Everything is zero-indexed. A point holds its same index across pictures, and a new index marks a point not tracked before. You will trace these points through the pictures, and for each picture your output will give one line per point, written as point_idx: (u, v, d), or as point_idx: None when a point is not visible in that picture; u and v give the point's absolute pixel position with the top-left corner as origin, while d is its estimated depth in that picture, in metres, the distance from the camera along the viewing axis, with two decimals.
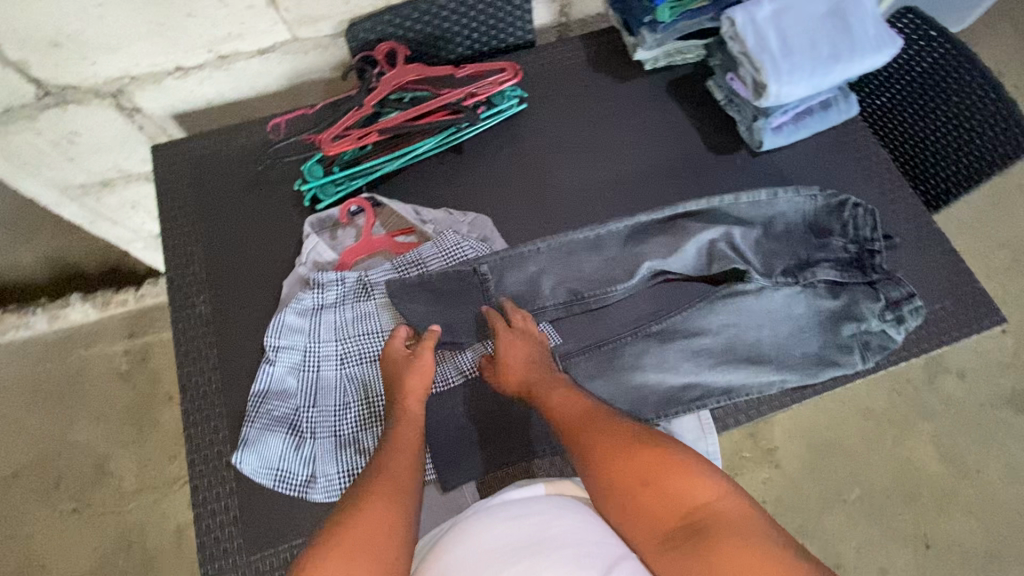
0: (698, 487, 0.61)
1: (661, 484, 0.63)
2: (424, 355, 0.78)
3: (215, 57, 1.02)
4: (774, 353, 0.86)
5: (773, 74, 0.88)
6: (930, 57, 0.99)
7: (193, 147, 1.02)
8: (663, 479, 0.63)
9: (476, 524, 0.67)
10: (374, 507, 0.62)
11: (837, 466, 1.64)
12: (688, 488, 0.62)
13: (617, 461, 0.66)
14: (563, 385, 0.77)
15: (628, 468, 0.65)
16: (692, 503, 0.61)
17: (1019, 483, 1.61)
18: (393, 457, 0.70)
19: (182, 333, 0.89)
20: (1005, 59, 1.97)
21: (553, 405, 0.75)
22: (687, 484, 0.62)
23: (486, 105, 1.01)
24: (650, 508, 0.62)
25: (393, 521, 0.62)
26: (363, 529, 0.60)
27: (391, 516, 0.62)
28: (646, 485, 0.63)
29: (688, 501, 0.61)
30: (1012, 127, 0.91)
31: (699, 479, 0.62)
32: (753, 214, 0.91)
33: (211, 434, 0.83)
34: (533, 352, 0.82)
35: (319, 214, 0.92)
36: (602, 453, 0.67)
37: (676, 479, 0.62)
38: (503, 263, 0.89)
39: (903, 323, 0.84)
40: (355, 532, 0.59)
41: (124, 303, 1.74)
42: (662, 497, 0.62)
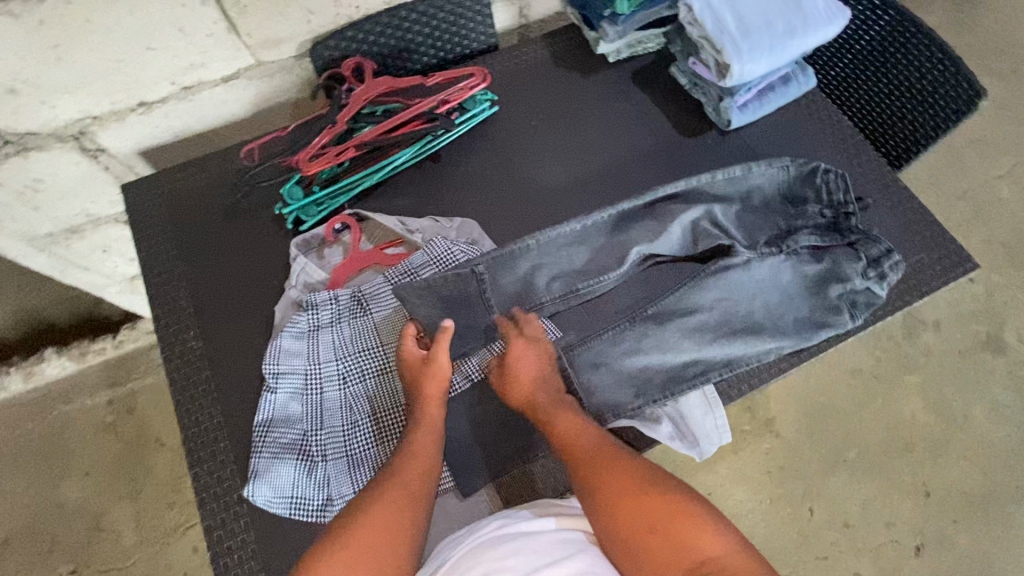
0: (708, 540, 0.65)
1: (670, 533, 0.66)
2: (439, 361, 0.79)
3: (180, 89, 1.00)
4: (768, 322, 0.88)
5: (735, 54, 0.91)
6: (876, 25, 1.03)
7: (166, 182, 1.00)
8: (675, 529, 0.66)
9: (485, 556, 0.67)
10: (380, 522, 0.69)
11: (833, 428, 1.68)
12: (698, 540, 0.65)
13: (628, 505, 0.69)
14: (571, 412, 0.80)
15: (640, 513, 0.68)
16: (700, 555, 0.65)
17: (1003, 422, 1.68)
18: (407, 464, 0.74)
19: (176, 371, 0.87)
20: (938, 24, 2.08)
21: (559, 433, 0.77)
22: (697, 536, 0.66)
23: (458, 111, 1.02)
24: (659, 555, 0.65)
25: (396, 533, 0.68)
26: (367, 538, 0.67)
27: (395, 528, 0.68)
28: (655, 531, 0.67)
29: (697, 552, 0.65)
30: (962, 83, 0.96)
31: (709, 532, 0.66)
32: (731, 189, 0.94)
33: (218, 470, 0.81)
34: (541, 365, 0.83)
35: (303, 235, 0.90)
36: (612, 493, 0.70)
37: (688, 530, 0.66)
38: (496, 264, 0.89)
39: (886, 279, 0.86)
40: (362, 542, 0.66)
41: (102, 351, 1.69)
42: (671, 546, 0.65)
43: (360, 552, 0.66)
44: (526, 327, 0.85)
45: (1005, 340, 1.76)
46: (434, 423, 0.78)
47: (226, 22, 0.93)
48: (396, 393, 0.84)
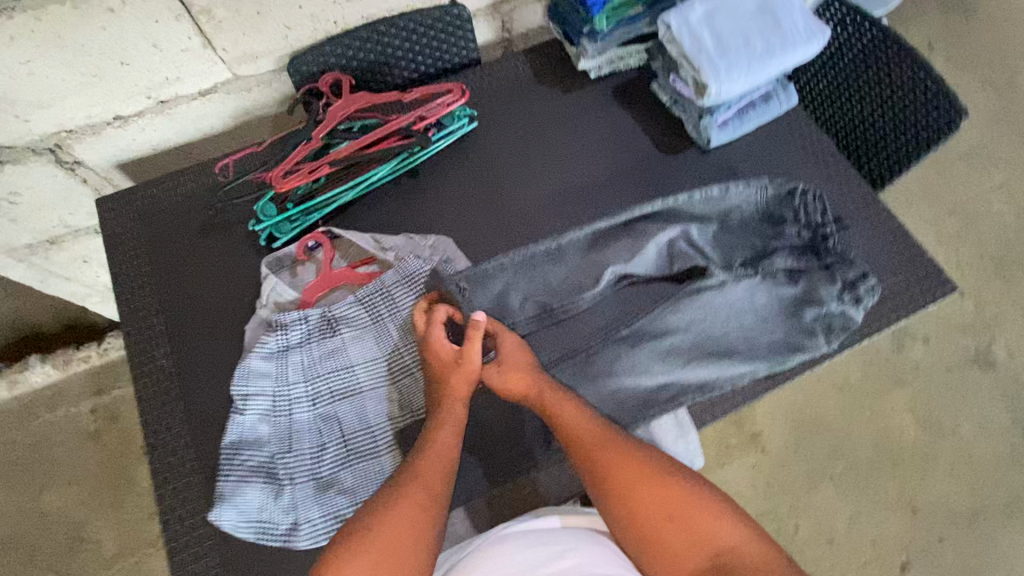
0: (723, 530, 0.68)
1: (687, 523, 0.69)
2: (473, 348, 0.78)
3: (156, 103, 1.00)
4: (742, 345, 0.88)
5: (712, 74, 0.90)
6: (859, 42, 1.03)
7: (141, 197, 0.99)
8: (692, 519, 0.69)
9: (500, 547, 0.72)
10: (406, 514, 0.68)
11: (821, 443, 1.67)
12: (714, 530, 0.68)
13: (645, 496, 0.71)
14: (572, 402, 0.78)
15: (656, 504, 0.70)
16: (717, 544, 0.68)
17: (992, 438, 1.67)
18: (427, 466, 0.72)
19: (145, 390, 0.86)
20: (931, 36, 2.07)
21: (566, 421, 0.76)
22: (713, 527, 0.68)
23: (436, 127, 1.01)
24: (676, 544, 0.68)
25: (419, 528, 0.68)
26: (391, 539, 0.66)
27: (418, 524, 0.68)
28: (672, 521, 0.69)
29: (714, 542, 0.68)
30: (943, 103, 0.95)
31: (724, 521, 0.69)
32: (708, 210, 0.93)
33: (184, 492, 0.81)
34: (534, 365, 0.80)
35: (275, 253, 0.90)
36: (627, 484, 0.71)
37: (704, 520, 0.69)
38: (475, 281, 0.88)
39: (861, 303, 0.86)
40: (389, 544, 0.66)
41: (87, 360, 1.68)
42: (688, 535, 0.68)
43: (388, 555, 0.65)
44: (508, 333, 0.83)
45: (994, 355, 1.75)
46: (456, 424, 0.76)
47: (201, 37, 0.92)
48: (366, 415, 0.83)
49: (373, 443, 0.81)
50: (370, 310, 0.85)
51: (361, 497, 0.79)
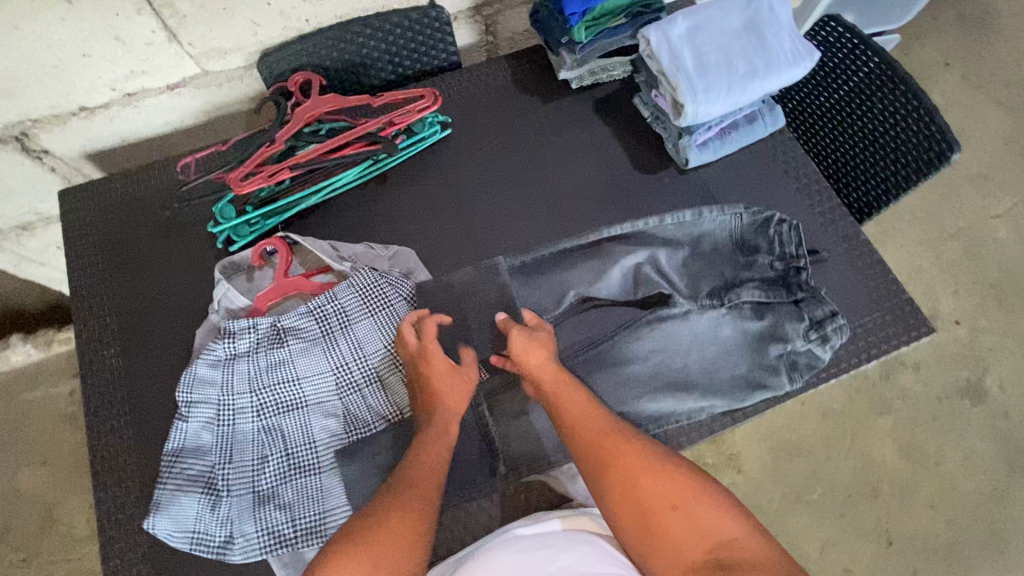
0: (726, 522, 0.65)
1: (691, 514, 0.66)
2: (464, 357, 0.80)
3: (122, 95, 0.97)
4: (703, 378, 0.85)
5: (689, 94, 0.86)
6: (853, 64, 0.98)
7: (102, 190, 0.97)
8: (695, 509, 0.66)
9: (494, 553, 0.70)
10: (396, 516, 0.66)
11: (799, 468, 1.64)
12: (718, 521, 0.65)
13: (648, 484, 0.68)
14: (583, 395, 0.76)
15: (659, 493, 0.67)
16: (719, 537, 0.64)
17: (976, 472, 1.62)
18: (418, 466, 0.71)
19: (92, 390, 0.85)
20: (949, 48, 1.96)
21: (575, 415, 0.74)
22: (716, 518, 0.65)
23: (406, 134, 0.99)
24: (678, 536, 0.65)
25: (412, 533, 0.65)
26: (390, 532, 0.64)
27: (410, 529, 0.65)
28: (675, 510, 0.66)
29: (716, 535, 0.64)
30: (934, 134, 0.90)
31: (726, 514, 0.66)
32: (679, 234, 0.89)
33: (122, 497, 0.80)
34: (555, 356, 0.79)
35: (231, 257, 0.88)
36: (631, 473, 0.69)
37: (707, 511, 0.66)
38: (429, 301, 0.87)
39: (829, 342, 0.83)
40: (390, 537, 0.64)
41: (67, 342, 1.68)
42: (691, 527, 0.65)
43: (388, 546, 0.63)
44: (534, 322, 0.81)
45: (986, 388, 1.69)
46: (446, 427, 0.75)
47: (166, 31, 0.89)
48: (311, 429, 0.81)
49: (315, 459, 0.80)
50: (321, 322, 0.84)
51: (299, 513, 0.78)
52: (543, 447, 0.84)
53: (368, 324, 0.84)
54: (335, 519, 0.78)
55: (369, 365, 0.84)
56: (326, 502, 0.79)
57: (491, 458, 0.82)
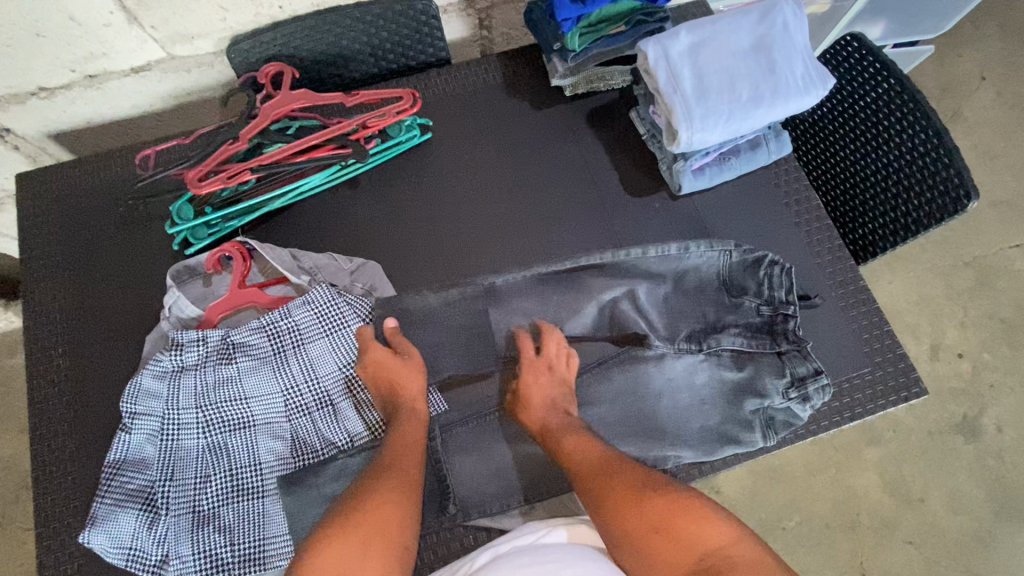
0: (710, 531, 0.57)
1: (675, 531, 0.58)
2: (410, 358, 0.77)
3: (83, 77, 0.92)
4: (673, 427, 0.81)
5: (685, 119, 0.79)
6: (873, 90, 0.89)
7: (61, 177, 0.92)
8: (678, 524, 0.58)
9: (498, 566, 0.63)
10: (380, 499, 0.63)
11: (779, 493, 1.47)
12: (699, 530, 0.57)
13: (628, 508, 0.62)
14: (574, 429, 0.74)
15: (641, 516, 0.61)
16: (704, 547, 0.57)
17: (964, 512, 1.46)
18: (400, 447, 0.69)
19: (37, 392, 0.82)
20: (992, 53, 1.74)
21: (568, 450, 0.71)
22: (697, 527, 0.58)
23: (380, 138, 0.92)
24: (663, 555, 0.58)
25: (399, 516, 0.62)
26: (376, 517, 0.60)
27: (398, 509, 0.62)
28: (658, 532, 0.59)
29: (701, 546, 0.57)
30: (953, 178, 0.82)
31: (707, 521, 0.58)
32: (663, 268, 0.83)
33: (62, 506, 0.78)
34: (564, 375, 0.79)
35: (184, 262, 0.84)
36: (613, 499, 0.63)
37: (686, 522, 0.58)
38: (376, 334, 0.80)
39: (809, 401, 0.79)
40: (377, 520, 0.60)
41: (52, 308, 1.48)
42: (676, 545, 0.57)
43: (376, 527, 0.59)
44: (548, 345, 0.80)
45: (982, 425, 1.51)
46: (423, 414, 0.75)
47: (124, 14, 0.83)
48: (257, 450, 0.78)
49: (259, 482, 0.78)
50: (274, 340, 0.79)
51: (238, 537, 0.75)
52: (499, 487, 0.81)
53: (322, 345, 0.80)
54: (274, 547, 0.76)
55: (321, 388, 0.80)
56: (266, 528, 0.76)
57: (444, 494, 0.80)
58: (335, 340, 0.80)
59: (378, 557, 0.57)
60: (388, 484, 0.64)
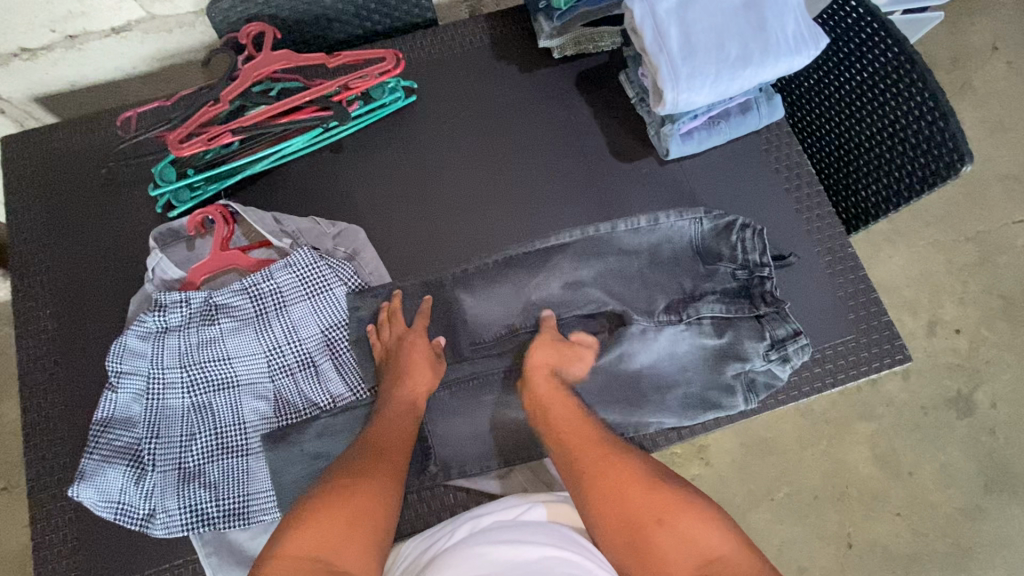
0: (712, 536, 0.58)
1: (677, 526, 0.59)
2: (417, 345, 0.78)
3: (64, 37, 0.90)
4: (653, 393, 0.81)
5: (670, 80, 0.77)
6: (871, 53, 0.86)
7: (46, 137, 0.92)
8: (682, 522, 0.59)
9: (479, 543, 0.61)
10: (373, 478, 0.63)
11: (769, 466, 1.48)
12: (704, 533, 0.58)
13: (634, 494, 0.62)
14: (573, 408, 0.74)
15: (644, 505, 0.61)
16: (707, 551, 0.57)
17: (952, 485, 1.47)
18: (385, 434, 0.70)
19: (26, 351, 0.84)
20: (1006, 20, 1.67)
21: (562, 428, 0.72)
22: (703, 531, 0.58)
23: (363, 100, 0.90)
24: (663, 551, 0.58)
25: (386, 493, 0.63)
26: (363, 496, 0.60)
27: (385, 487, 0.63)
28: (661, 525, 0.59)
29: (704, 549, 0.57)
30: (947, 142, 0.79)
31: (715, 527, 0.58)
32: (636, 242, 0.84)
33: (53, 461, 0.80)
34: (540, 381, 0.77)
35: (168, 224, 0.84)
36: (619, 483, 0.63)
37: (693, 524, 0.58)
38: (359, 298, 0.82)
39: (789, 361, 0.79)
40: (362, 502, 0.60)
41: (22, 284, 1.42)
42: (675, 540, 0.58)
43: (358, 511, 0.59)
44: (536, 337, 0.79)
45: (976, 401, 1.50)
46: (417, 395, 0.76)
47: None
48: (241, 409, 0.80)
49: (243, 441, 0.79)
50: (255, 302, 0.80)
51: (223, 493, 0.77)
52: (478, 449, 0.82)
53: (304, 307, 0.80)
54: (257, 503, 0.77)
55: (303, 349, 0.81)
56: (250, 485, 0.78)
57: (424, 455, 0.81)
58: (313, 302, 0.81)
59: (361, 539, 0.57)
60: (367, 471, 0.64)
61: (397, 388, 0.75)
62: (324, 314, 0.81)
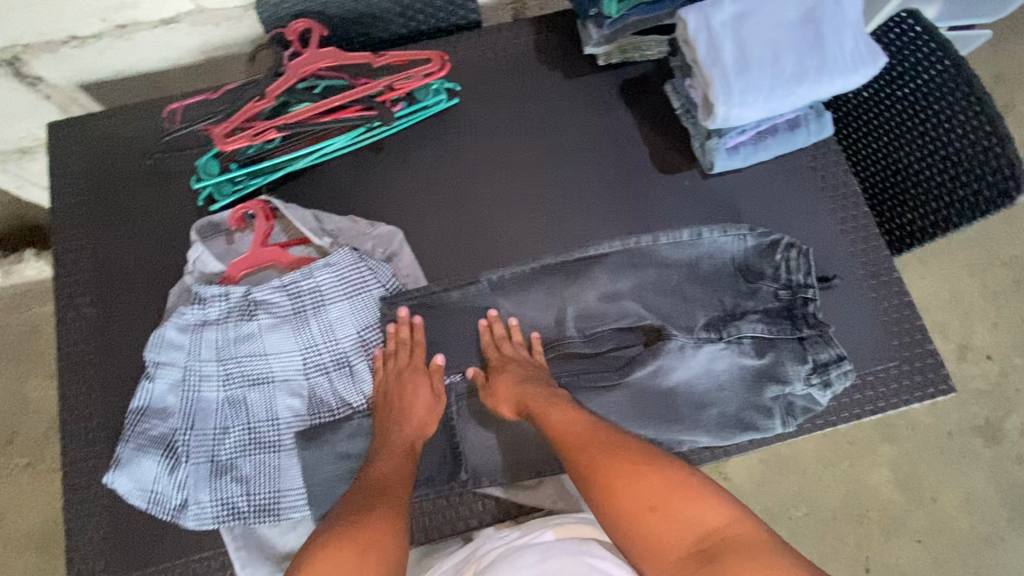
0: (705, 511, 0.57)
1: (670, 510, 0.58)
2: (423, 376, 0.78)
3: (113, 27, 0.91)
4: (690, 412, 0.79)
5: (722, 94, 0.76)
6: (925, 74, 0.84)
7: (92, 125, 0.93)
8: (673, 504, 0.58)
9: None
10: (376, 512, 0.62)
11: (788, 484, 1.46)
12: (696, 510, 0.57)
13: (621, 486, 0.61)
14: (562, 405, 0.73)
15: (635, 493, 0.60)
16: (704, 527, 0.56)
17: (977, 515, 1.44)
18: (386, 473, 0.69)
19: (66, 337, 0.85)
20: None
21: (553, 424, 0.71)
22: (695, 508, 0.57)
23: (407, 101, 0.90)
24: (660, 535, 0.57)
25: (393, 525, 0.62)
26: (372, 532, 0.60)
27: (390, 520, 0.62)
28: (653, 511, 0.58)
29: (700, 526, 0.56)
30: (1003, 168, 0.77)
31: (705, 501, 0.58)
32: (676, 255, 0.82)
33: (87, 447, 0.81)
34: (528, 389, 0.75)
35: (210, 218, 0.85)
36: (607, 477, 0.63)
37: (683, 502, 0.58)
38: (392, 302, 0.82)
39: (830, 387, 0.77)
40: (369, 536, 0.59)
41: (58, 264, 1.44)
42: (671, 524, 0.57)
43: (370, 541, 0.59)
44: (504, 348, 0.80)
45: (1005, 430, 1.47)
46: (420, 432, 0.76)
47: None
48: (274, 405, 0.80)
49: (276, 437, 0.79)
50: (294, 300, 0.80)
51: (253, 488, 0.77)
52: (509, 458, 0.82)
53: (342, 307, 0.80)
54: (287, 500, 0.78)
55: (338, 349, 0.81)
56: (281, 481, 0.78)
57: (455, 461, 0.81)
58: (352, 304, 0.81)
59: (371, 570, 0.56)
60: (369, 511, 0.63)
61: (392, 427, 0.74)
62: (362, 316, 0.81)
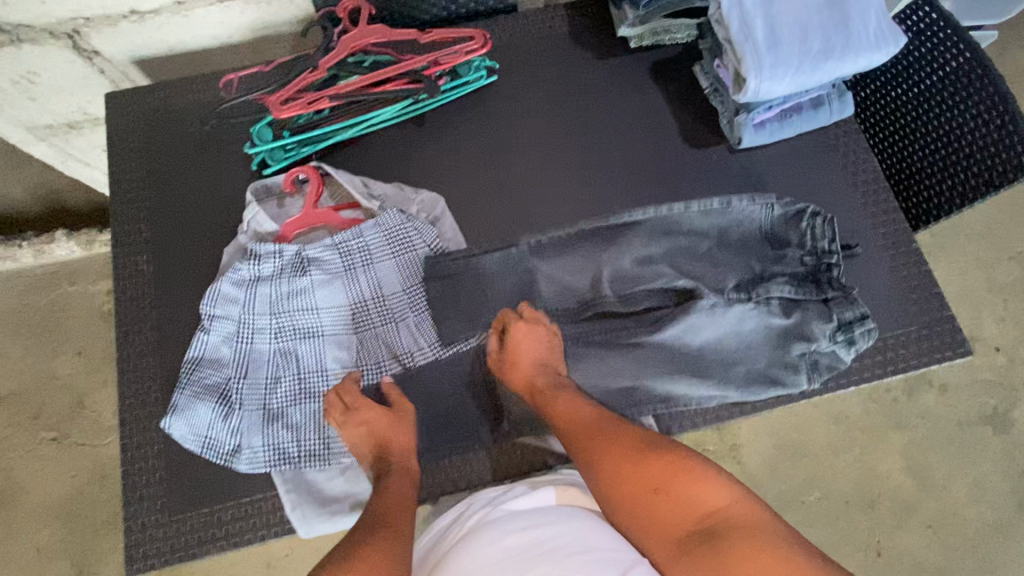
0: (708, 492, 0.65)
1: (671, 493, 0.66)
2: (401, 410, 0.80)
3: (173, 3, 0.96)
4: (719, 368, 0.83)
5: (754, 67, 0.80)
6: (942, 58, 0.89)
7: (149, 96, 0.98)
8: (676, 487, 0.66)
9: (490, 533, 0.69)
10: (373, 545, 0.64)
11: (799, 469, 1.49)
12: (699, 492, 0.65)
13: (628, 473, 0.69)
14: (569, 393, 0.78)
15: (642, 478, 0.68)
16: (706, 507, 0.64)
17: (985, 502, 1.46)
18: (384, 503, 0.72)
19: (124, 292, 0.89)
20: None
21: (559, 413, 0.77)
22: (698, 490, 0.65)
23: (450, 76, 0.96)
24: (664, 516, 0.66)
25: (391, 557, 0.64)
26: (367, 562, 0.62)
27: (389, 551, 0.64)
28: (658, 493, 0.66)
29: (702, 505, 0.64)
30: (1016, 145, 0.83)
31: (707, 483, 0.65)
32: (706, 223, 0.87)
33: (143, 395, 0.85)
34: (535, 367, 0.80)
35: (262, 181, 0.89)
36: (615, 466, 0.70)
37: (685, 484, 0.66)
38: (437, 260, 0.86)
39: (854, 345, 0.82)
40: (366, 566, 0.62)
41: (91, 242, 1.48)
42: (675, 505, 0.65)
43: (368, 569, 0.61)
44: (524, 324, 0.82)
45: (1012, 420, 1.50)
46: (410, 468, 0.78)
47: None
48: (323, 358, 0.84)
49: (324, 386, 0.83)
50: (344, 257, 0.85)
51: (304, 434, 0.81)
52: None
53: (389, 264, 0.86)
54: (336, 446, 0.81)
55: (385, 304, 0.85)
56: (330, 428, 0.82)
57: (495, 413, 0.84)
58: (399, 262, 0.86)
59: None
60: (378, 533, 0.66)
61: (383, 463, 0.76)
62: (408, 273, 0.86)
